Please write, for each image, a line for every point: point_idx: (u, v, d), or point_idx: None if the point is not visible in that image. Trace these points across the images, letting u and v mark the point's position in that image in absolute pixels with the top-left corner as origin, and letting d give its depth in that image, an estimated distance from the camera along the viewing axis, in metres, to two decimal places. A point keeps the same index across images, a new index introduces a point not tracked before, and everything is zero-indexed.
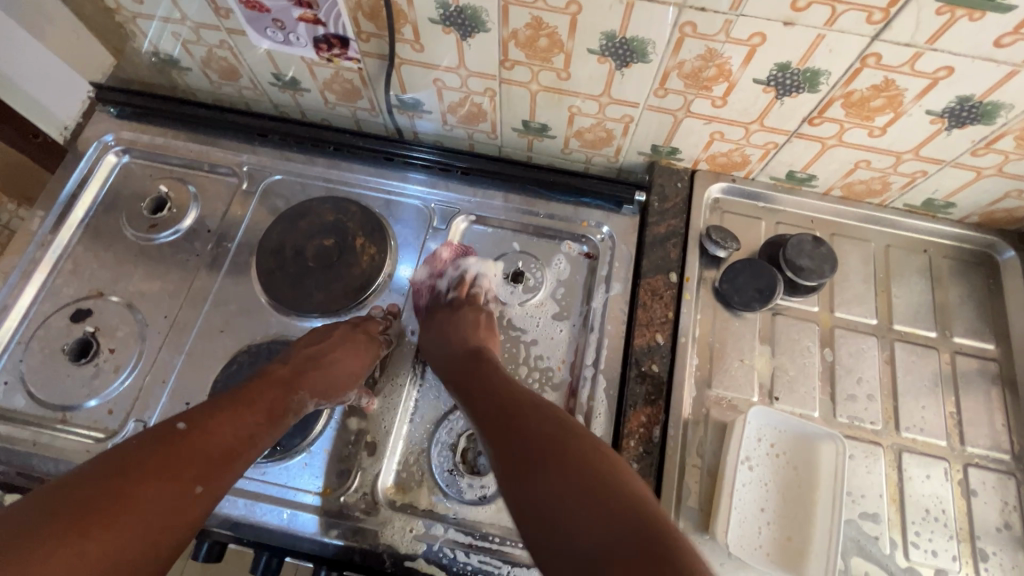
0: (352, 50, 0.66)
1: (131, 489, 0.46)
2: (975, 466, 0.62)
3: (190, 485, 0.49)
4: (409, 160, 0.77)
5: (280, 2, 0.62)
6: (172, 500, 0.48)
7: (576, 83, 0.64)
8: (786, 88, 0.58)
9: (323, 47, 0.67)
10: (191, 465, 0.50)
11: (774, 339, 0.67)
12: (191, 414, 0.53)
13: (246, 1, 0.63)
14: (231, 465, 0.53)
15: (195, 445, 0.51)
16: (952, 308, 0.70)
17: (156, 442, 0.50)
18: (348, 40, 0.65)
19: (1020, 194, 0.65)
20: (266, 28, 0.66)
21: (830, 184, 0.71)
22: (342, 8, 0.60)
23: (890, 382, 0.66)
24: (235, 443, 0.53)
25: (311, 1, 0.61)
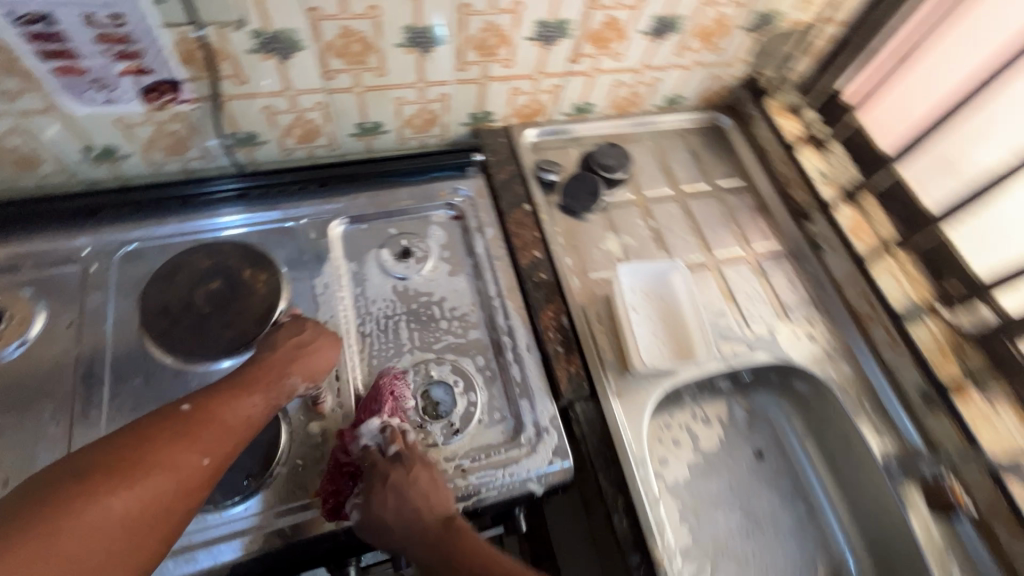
0: (185, 91, 0.68)
1: (143, 456, 0.49)
2: (764, 258, 0.89)
3: (197, 457, 0.51)
4: (211, 195, 0.78)
5: (98, 59, 0.61)
6: (182, 469, 0.50)
7: (393, 77, 0.75)
8: (550, 39, 0.77)
9: (152, 96, 0.67)
10: (197, 438, 0.52)
11: (614, 226, 0.86)
12: (194, 395, 0.55)
13: (57, 66, 0.61)
14: (234, 442, 0.55)
15: (200, 422, 0.53)
16: (710, 166, 0.97)
17: (163, 419, 0.52)
18: (180, 81, 0.67)
19: (715, 76, 0.94)
20: (83, 91, 0.64)
21: (604, 106, 0.93)
22: (167, 52, 0.63)
23: (695, 225, 0.90)
24: (236, 421, 0.55)
25: (134, 50, 0.62)
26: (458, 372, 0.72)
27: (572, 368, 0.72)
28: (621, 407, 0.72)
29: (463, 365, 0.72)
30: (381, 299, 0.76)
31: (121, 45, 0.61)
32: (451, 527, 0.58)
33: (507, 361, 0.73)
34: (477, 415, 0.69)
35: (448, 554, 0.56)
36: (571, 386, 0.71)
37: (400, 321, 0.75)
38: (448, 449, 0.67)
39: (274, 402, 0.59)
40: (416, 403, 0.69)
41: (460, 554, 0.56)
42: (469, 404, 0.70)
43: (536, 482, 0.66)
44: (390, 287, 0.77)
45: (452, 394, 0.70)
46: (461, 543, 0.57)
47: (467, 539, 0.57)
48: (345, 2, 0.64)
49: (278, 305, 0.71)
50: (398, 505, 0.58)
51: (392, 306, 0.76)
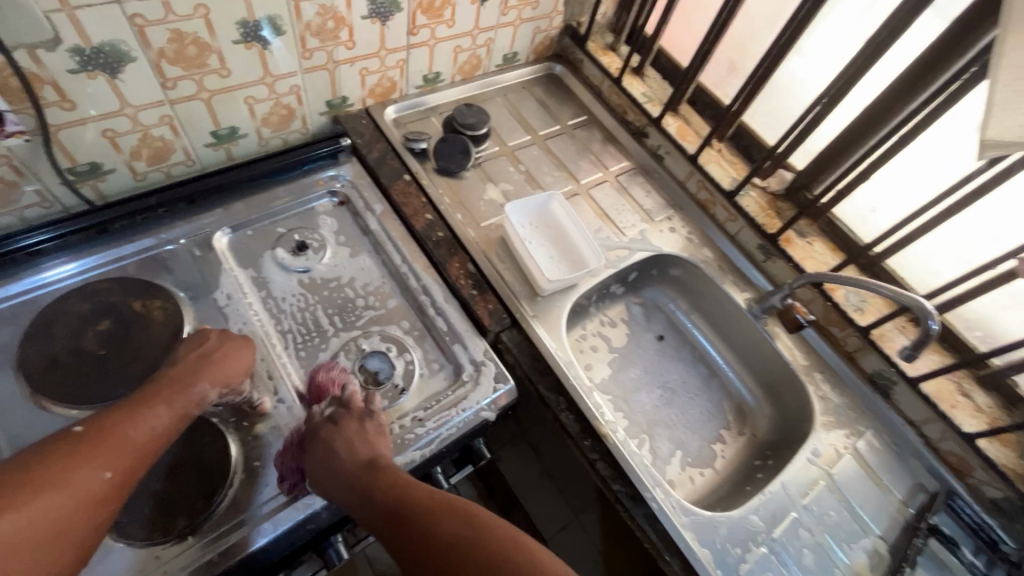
0: (10, 122, 0.60)
1: (33, 477, 0.47)
2: (620, 176, 1.03)
3: (98, 471, 0.50)
4: (31, 247, 0.68)
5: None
6: (80, 485, 0.48)
7: (238, 76, 0.74)
8: (384, 15, 0.81)
9: None
10: (97, 452, 0.50)
11: (490, 177, 0.94)
12: (89, 417, 0.53)
13: None
14: (140, 456, 0.53)
15: (100, 437, 0.51)
16: (557, 109, 1.09)
17: (55, 442, 0.50)
18: (2, 112, 0.59)
19: (539, 30, 1.05)
20: None
21: (450, 73, 1.00)
22: None
23: (558, 161, 1.01)
24: (140, 434, 0.54)
25: None
26: (388, 339, 0.76)
27: (490, 304, 0.79)
28: (541, 326, 0.80)
29: (391, 332, 0.76)
30: (291, 295, 0.76)
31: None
32: (376, 468, 0.61)
33: (430, 316, 0.78)
34: (418, 369, 0.74)
35: (368, 486, 0.60)
36: (494, 320, 0.78)
37: (317, 309, 0.76)
38: (401, 407, 0.71)
39: (182, 413, 0.58)
40: (356, 376, 0.72)
41: (376, 488, 0.59)
42: (407, 363, 0.74)
43: (488, 409, 0.72)
44: (295, 281, 0.78)
45: (389, 359, 0.74)
46: (379, 479, 0.60)
47: (388, 475, 0.61)
48: (168, 4, 0.62)
49: (182, 327, 0.69)
50: (326, 453, 0.61)
51: (305, 298, 0.76)
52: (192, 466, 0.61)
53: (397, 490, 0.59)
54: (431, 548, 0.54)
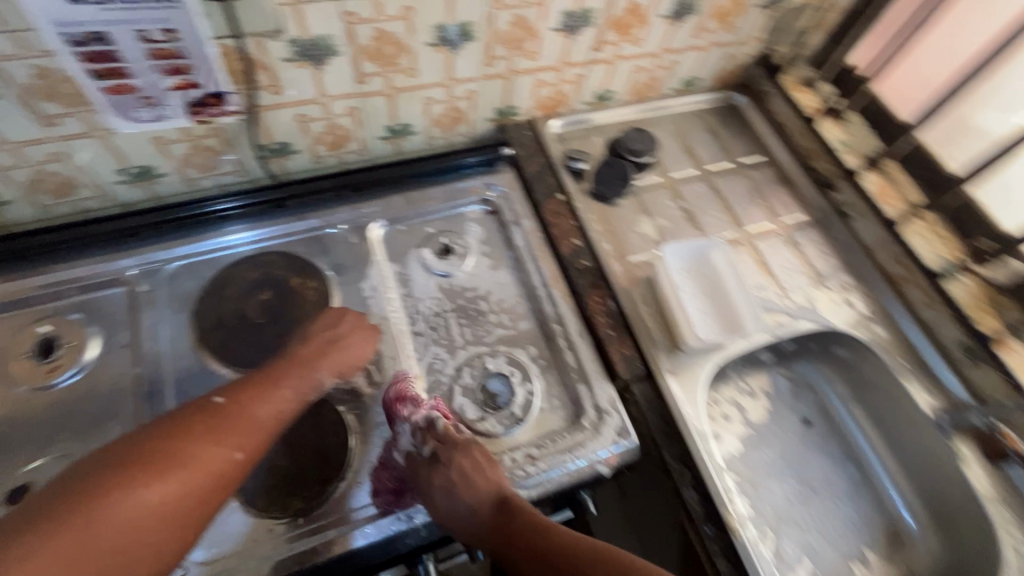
0: (229, 102, 0.68)
1: (178, 448, 0.51)
2: (793, 230, 0.91)
3: (230, 452, 0.53)
4: (221, 214, 0.76)
5: (148, 75, 0.60)
6: (214, 462, 0.51)
7: (423, 77, 0.76)
8: (574, 28, 0.78)
9: (198, 110, 0.67)
10: (231, 432, 0.54)
11: (646, 209, 0.88)
12: (226, 389, 0.57)
13: (109, 84, 0.60)
14: (265, 437, 0.56)
15: (234, 416, 0.55)
16: (732, 144, 0.99)
17: (198, 413, 0.54)
18: (225, 93, 0.66)
19: (730, 56, 0.96)
20: (132, 108, 0.64)
21: (624, 92, 0.95)
22: (217, 64, 0.62)
23: (723, 203, 0.91)
24: (266, 416, 0.57)
25: (185, 66, 0.61)
26: (513, 363, 0.73)
27: (625, 349, 0.73)
28: (678, 384, 0.72)
29: (517, 356, 0.73)
30: (429, 299, 0.76)
31: (171, 59, 0.60)
32: (507, 506, 0.59)
33: (560, 348, 0.74)
34: (538, 402, 0.70)
35: (506, 535, 0.58)
36: (627, 367, 0.72)
37: (450, 318, 0.75)
38: (514, 439, 0.67)
39: (305, 396, 0.61)
40: (477, 395, 0.70)
41: (515, 532, 0.57)
42: (529, 393, 0.70)
43: (603, 464, 0.67)
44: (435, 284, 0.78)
45: (512, 385, 0.71)
46: (515, 520, 0.58)
47: (516, 513, 0.59)
48: (380, 4, 0.64)
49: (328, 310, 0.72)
50: (451, 501, 0.59)
51: (440, 304, 0.76)
52: (313, 451, 0.63)
53: (533, 525, 0.57)
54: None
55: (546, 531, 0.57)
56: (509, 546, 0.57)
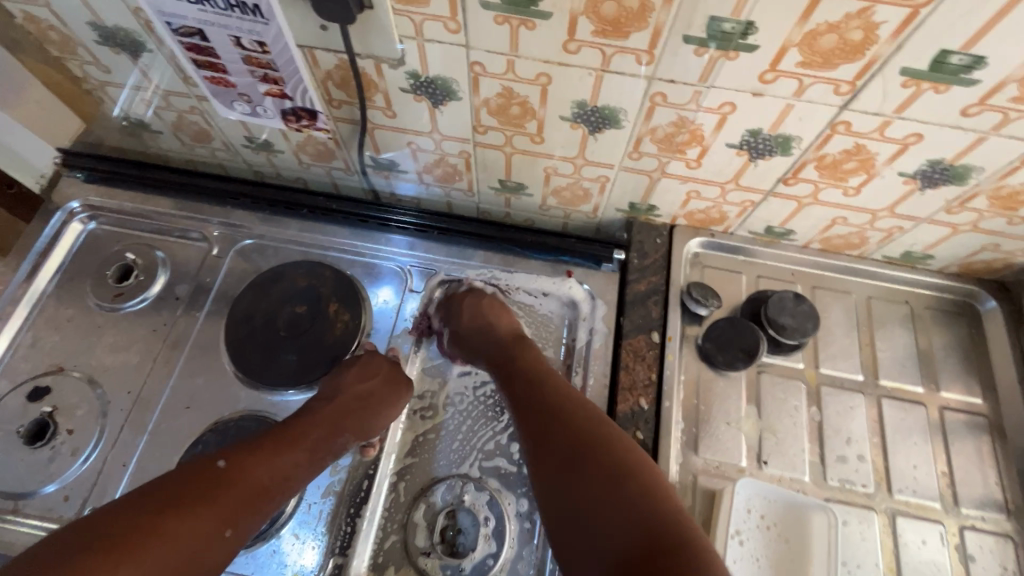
0: (320, 120, 0.66)
1: (163, 526, 0.48)
2: (971, 529, 0.61)
3: (220, 527, 0.50)
4: (388, 222, 0.75)
5: (244, 77, 0.61)
6: (200, 541, 0.49)
7: (549, 147, 0.63)
8: (760, 151, 0.58)
9: (291, 118, 0.66)
10: (222, 507, 0.51)
11: (759, 400, 0.65)
12: (230, 451, 0.55)
13: (210, 76, 0.61)
14: (261, 509, 0.54)
15: (232, 484, 0.53)
16: (938, 360, 0.69)
17: (196, 479, 0.52)
18: (317, 112, 0.64)
19: (997, 247, 0.65)
20: (233, 100, 0.65)
21: (809, 238, 0.71)
22: (308, 82, 0.60)
23: (879, 440, 0.64)
24: (268, 487, 0.54)
25: (276, 76, 0.60)
26: (493, 508, 0.60)
27: None
28: None
29: (502, 503, 0.61)
30: (450, 382, 0.67)
31: (265, 69, 0.59)
32: (538, 361, 0.62)
33: None
34: (492, 572, 0.58)
35: (539, 384, 0.59)
36: None
37: (462, 414, 0.65)
38: None
39: (317, 458, 0.58)
40: (436, 525, 0.59)
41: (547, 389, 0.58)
42: (488, 555, 0.58)
43: None
44: (467, 374, 0.67)
45: (477, 532, 0.59)
46: (535, 382, 0.59)
47: (548, 376, 0.60)
48: (514, 63, 0.53)
49: (348, 351, 0.67)
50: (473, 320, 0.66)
51: (460, 393, 0.66)
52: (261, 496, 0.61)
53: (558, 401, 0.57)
54: (540, 410, 0.57)
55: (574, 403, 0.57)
56: (532, 397, 0.58)
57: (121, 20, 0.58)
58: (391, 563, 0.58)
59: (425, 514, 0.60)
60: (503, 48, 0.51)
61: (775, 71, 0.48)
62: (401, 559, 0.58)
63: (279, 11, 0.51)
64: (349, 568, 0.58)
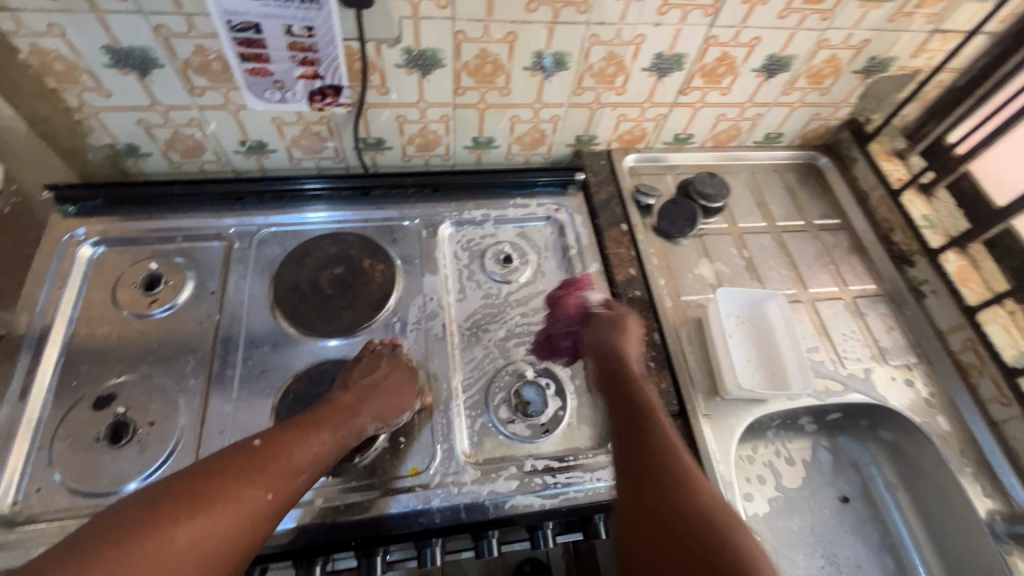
0: (343, 96, 0.75)
1: (214, 489, 0.51)
2: (860, 297, 0.88)
3: (263, 492, 0.54)
4: (393, 188, 0.88)
5: (284, 63, 0.70)
6: (247, 502, 0.52)
7: (515, 96, 0.82)
8: (664, 70, 0.81)
9: (317, 98, 0.75)
10: (265, 474, 0.54)
11: (707, 252, 0.89)
12: (264, 432, 0.58)
13: (251, 66, 0.69)
14: (296, 479, 0.57)
15: (271, 456, 0.56)
16: (805, 202, 0.98)
17: (237, 453, 0.55)
18: (342, 88, 0.74)
19: (817, 117, 0.96)
20: (265, 89, 0.72)
21: (703, 138, 0.97)
22: (341, 60, 0.70)
23: (789, 259, 0.90)
24: (303, 460, 0.58)
25: (314, 58, 0.70)
26: (549, 375, 0.76)
27: (663, 383, 0.73)
28: (710, 428, 0.72)
29: (555, 370, 0.76)
30: (480, 301, 0.81)
31: (306, 52, 0.69)
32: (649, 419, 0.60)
33: None
34: (566, 419, 0.72)
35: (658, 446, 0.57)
36: (662, 401, 0.72)
37: (505, 322, 0.80)
38: (535, 446, 0.71)
39: (343, 437, 0.62)
40: (512, 399, 0.73)
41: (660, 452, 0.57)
42: (559, 408, 0.73)
43: None
44: (492, 290, 0.82)
45: (544, 396, 0.74)
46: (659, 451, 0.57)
47: (666, 433, 0.58)
48: (488, 27, 0.71)
49: (390, 293, 0.78)
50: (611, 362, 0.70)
51: (496, 309, 0.81)
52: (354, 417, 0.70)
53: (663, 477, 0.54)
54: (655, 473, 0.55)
55: (675, 461, 0.56)
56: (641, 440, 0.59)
57: (139, 39, 0.65)
58: (486, 437, 0.70)
59: (500, 395, 0.73)
60: (480, 16, 0.69)
61: (667, 5, 0.71)
62: (493, 432, 0.71)
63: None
64: (456, 449, 0.68)
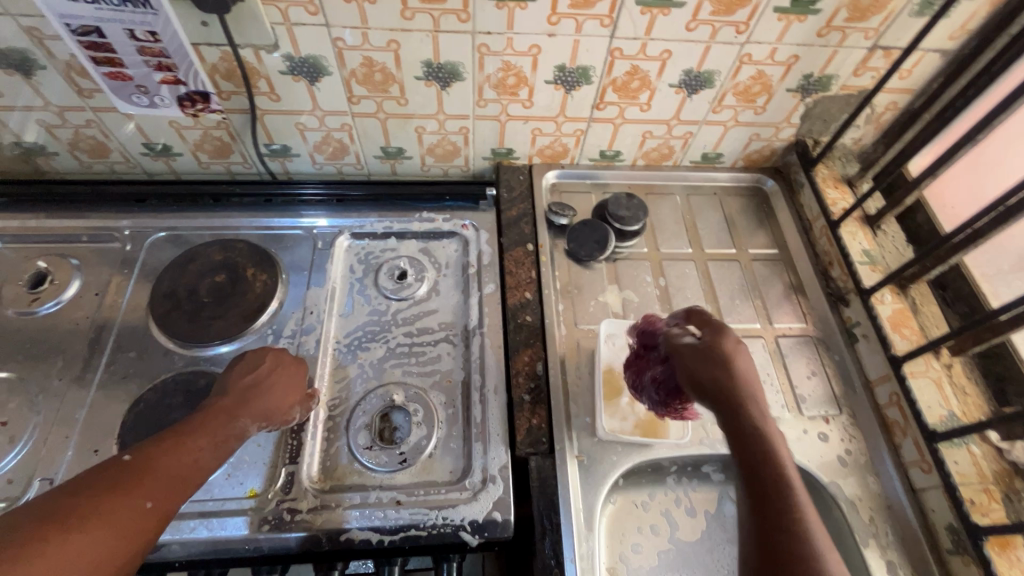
0: (213, 102, 0.75)
1: (84, 505, 0.47)
2: (784, 337, 0.80)
3: (140, 501, 0.49)
4: (302, 198, 0.86)
5: (140, 68, 0.69)
6: (125, 513, 0.48)
7: (414, 106, 0.78)
8: (571, 84, 0.76)
9: (187, 104, 0.75)
10: (140, 483, 0.50)
11: (618, 279, 0.83)
12: (134, 446, 0.53)
13: (108, 71, 0.69)
14: (180, 488, 0.53)
15: (146, 467, 0.52)
16: (742, 229, 0.91)
17: (103, 470, 0.50)
18: (210, 94, 0.73)
19: (758, 137, 0.88)
20: (131, 94, 0.72)
21: (633, 156, 0.91)
22: (199, 67, 0.69)
23: (711, 291, 0.83)
24: (187, 467, 0.54)
25: (169, 64, 0.69)
26: (420, 401, 0.71)
27: (534, 419, 0.70)
28: (578, 472, 0.68)
29: (427, 396, 0.71)
30: (364, 318, 0.78)
31: (159, 58, 0.68)
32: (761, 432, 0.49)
33: (471, 400, 0.71)
34: (428, 449, 0.67)
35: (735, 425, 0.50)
36: (528, 438, 0.68)
37: (387, 342, 0.76)
38: (388, 477, 0.66)
39: (227, 440, 0.59)
40: (374, 425, 0.69)
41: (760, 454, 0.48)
42: (422, 437, 0.68)
43: (469, 532, 0.62)
44: (381, 306, 0.79)
45: (409, 423, 0.69)
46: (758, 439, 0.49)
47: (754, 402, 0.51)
48: (367, 35, 0.68)
49: (268, 305, 0.75)
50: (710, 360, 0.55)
51: (380, 327, 0.77)
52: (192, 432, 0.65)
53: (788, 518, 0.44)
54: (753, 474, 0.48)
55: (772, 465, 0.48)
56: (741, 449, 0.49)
57: (15, 41, 0.66)
58: (338, 463, 0.67)
59: (362, 419, 0.70)
60: (356, 23, 0.66)
61: (556, 14, 0.67)
62: (347, 457, 0.67)
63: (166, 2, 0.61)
64: (301, 473, 0.65)
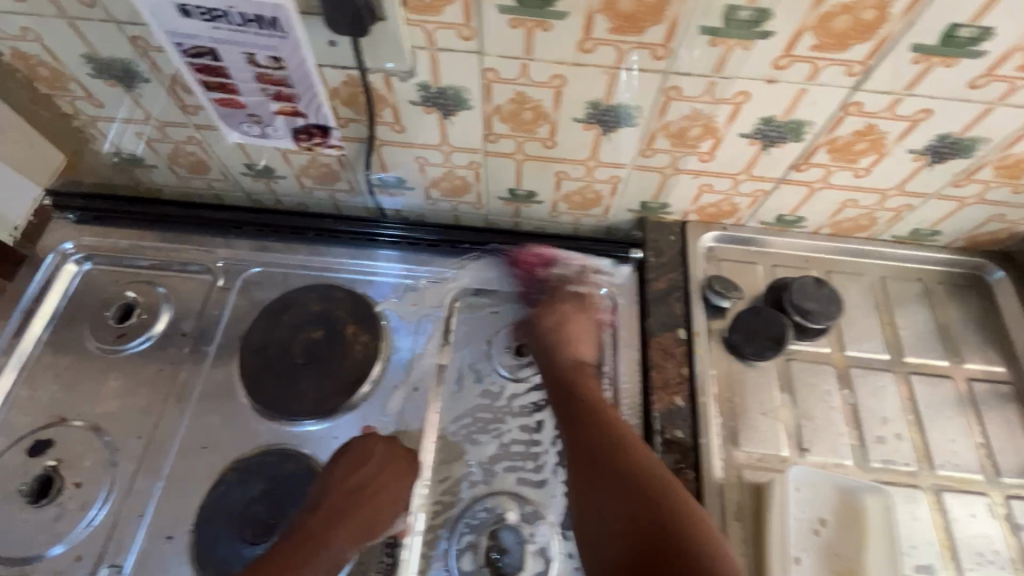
0: (333, 137, 0.64)
1: None
2: (1017, 498, 0.60)
3: None
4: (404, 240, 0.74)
5: (256, 96, 0.59)
6: None
7: (562, 150, 0.63)
8: (773, 139, 0.58)
9: (302, 137, 0.64)
10: None
11: (792, 387, 0.65)
12: None
13: (220, 97, 0.60)
14: None
15: None
16: (958, 333, 0.70)
17: None
18: (330, 127, 0.62)
19: (1001, 218, 0.67)
20: (241, 121, 0.63)
21: (818, 224, 0.72)
22: (324, 97, 0.58)
23: (915, 419, 0.64)
24: None
25: (291, 93, 0.58)
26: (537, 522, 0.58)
27: None
28: None
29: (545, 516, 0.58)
30: (473, 403, 0.64)
31: (279, 86, 0.57)
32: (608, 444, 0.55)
33: None
34: None
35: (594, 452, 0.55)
36: None
37: (501, 438, 0.62)
38: None
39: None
40: (480, 547, 0.56)
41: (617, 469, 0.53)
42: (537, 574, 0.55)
43: None
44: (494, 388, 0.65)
45: (523, 551, 0.56)
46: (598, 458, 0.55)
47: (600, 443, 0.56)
48: (527, 67, 0.53)
49: (367, 374, 0.64)
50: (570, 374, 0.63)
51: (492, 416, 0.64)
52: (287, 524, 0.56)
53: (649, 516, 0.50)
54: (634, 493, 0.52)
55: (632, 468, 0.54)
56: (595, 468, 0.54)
57: (120, 50, 0.57)
58: None
59: (467, 537, 0.57)
60: (517, 53, 0.51)
61: (789, 56, 0.49)
62: None
63: (300, 23, 0.50)
64: None
